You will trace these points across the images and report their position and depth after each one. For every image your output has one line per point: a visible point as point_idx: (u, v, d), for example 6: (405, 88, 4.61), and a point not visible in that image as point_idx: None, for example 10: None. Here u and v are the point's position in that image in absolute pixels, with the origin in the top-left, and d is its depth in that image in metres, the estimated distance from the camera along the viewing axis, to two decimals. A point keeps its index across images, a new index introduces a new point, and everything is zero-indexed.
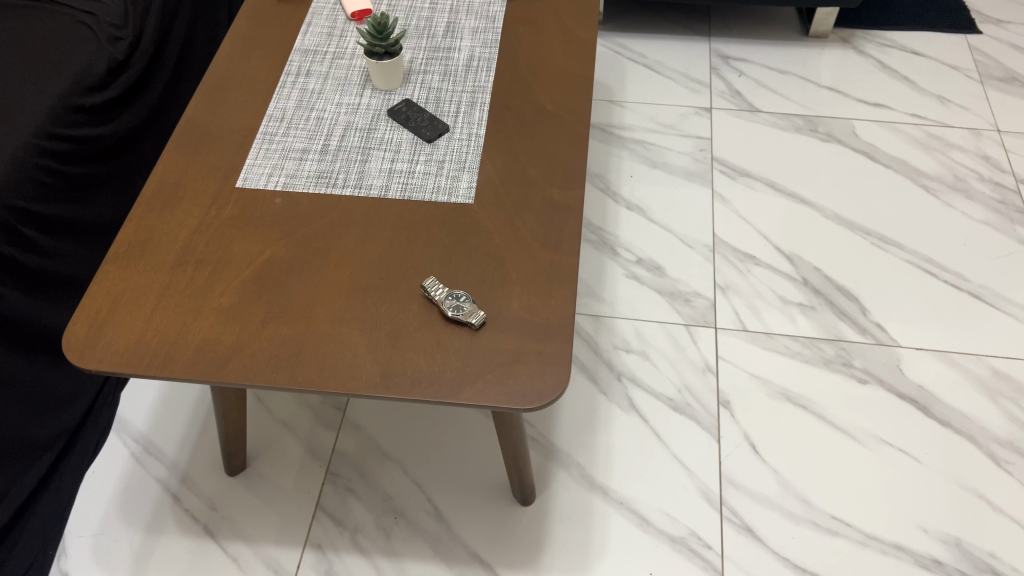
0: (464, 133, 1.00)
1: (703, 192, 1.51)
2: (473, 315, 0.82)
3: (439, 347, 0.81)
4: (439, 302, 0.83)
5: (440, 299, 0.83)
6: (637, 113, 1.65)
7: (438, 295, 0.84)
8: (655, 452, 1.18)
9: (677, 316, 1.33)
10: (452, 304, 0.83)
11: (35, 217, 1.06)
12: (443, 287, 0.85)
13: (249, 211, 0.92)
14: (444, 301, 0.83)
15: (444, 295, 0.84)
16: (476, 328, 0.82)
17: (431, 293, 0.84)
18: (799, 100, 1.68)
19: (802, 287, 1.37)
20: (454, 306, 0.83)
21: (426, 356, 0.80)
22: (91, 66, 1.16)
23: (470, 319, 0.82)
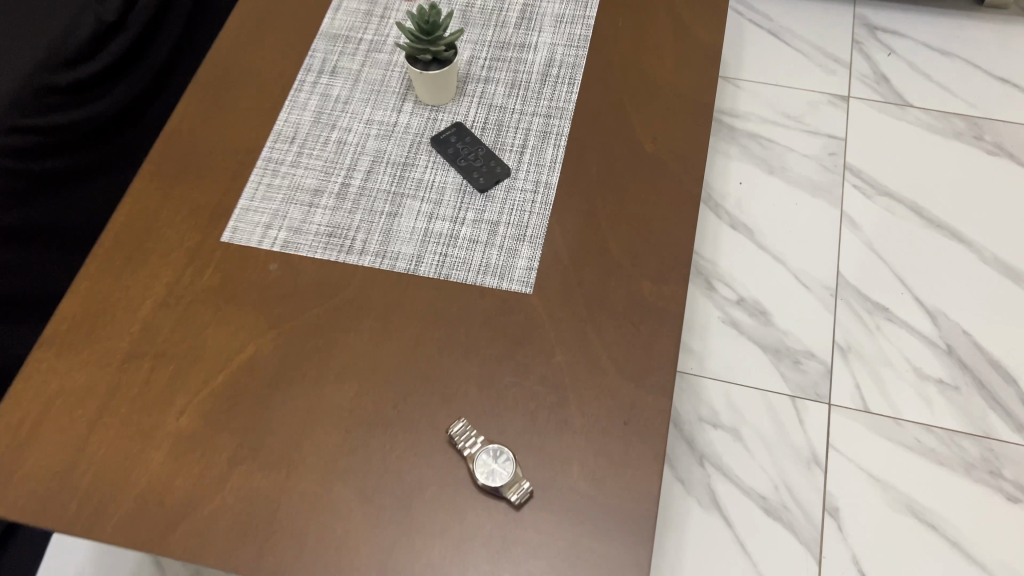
0: (528, 181, 0.74)
1: (830, 212, 1.21)
2: (515, 487, 0.59)
3: (464, 531, 0.59)
4: (471, 463, 0.60)
5: (475, 458, 0.60)
6: (755, 98, 1.34)
7: (472, 451, 0.61)
8: (736, 570, 0.95)
9: (783, 383, 1.07)
10: (489, 470, 0.59)
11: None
12: (476, 434, 0.62)
13: (235, 281, 0.70)
14: (478, 461, 0.60)
15: (480, 451, 0.60)
16: (517, 506, 0.59)
17: (464, 446, 0.61)
18: (963, 94, 1.33)
19: (944, 357, 1.08)
20: (491, 472, 0.59)
21: (446, 543, 0.58)
22: (72, 33, 0.92)
23: (510, 494, 0.59)
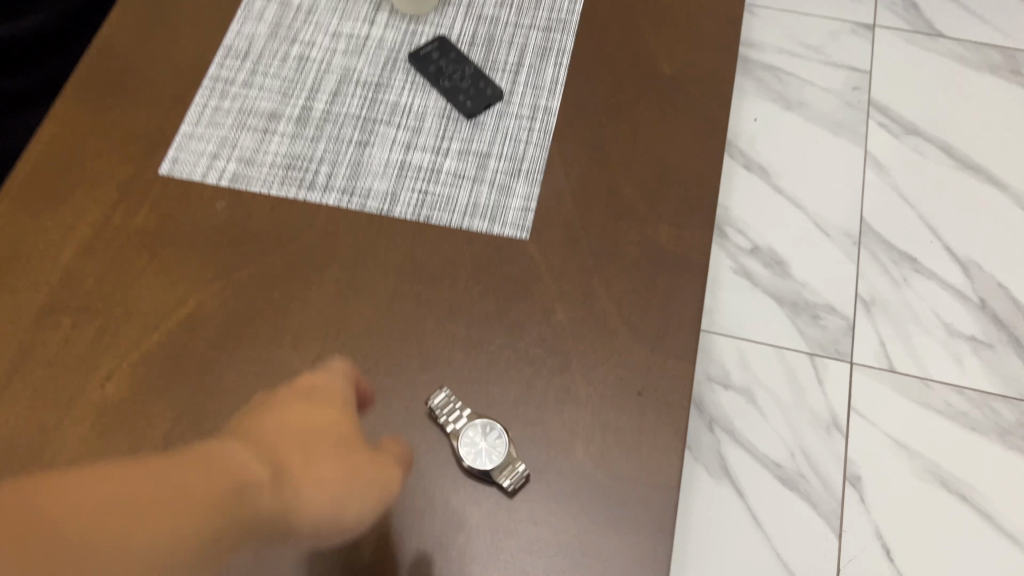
0: (524, 106, 0.63)
1: (853, 153, 1.10)
2: (508, 471, 0.50)
3: (442, 525, 0.49)
4: (455, 441, 0.50)
5: (459, 435, 0.50)
6: (771, 26, 1.22)
7: (456, 426, 0.51)
8: (749, 546, 0.86)
9: (801, 340, 0.97)
10: (477, 450, 0.50)
11: None
12: (461, 406, 0.52)
13: (174, 221, 0.58)
14: (463, 439, 0.50)
15: (466, 427, 0.51)
16: (509, 493, 0.50)
17: (447, 420, 0.51)
18: (999, 24, 1.22)
19: (976, 312, 0.99)
20: (478, 452, 0.50)
21: (422, 538, 0.48)
22: None
23: (503, 479, 0.49)
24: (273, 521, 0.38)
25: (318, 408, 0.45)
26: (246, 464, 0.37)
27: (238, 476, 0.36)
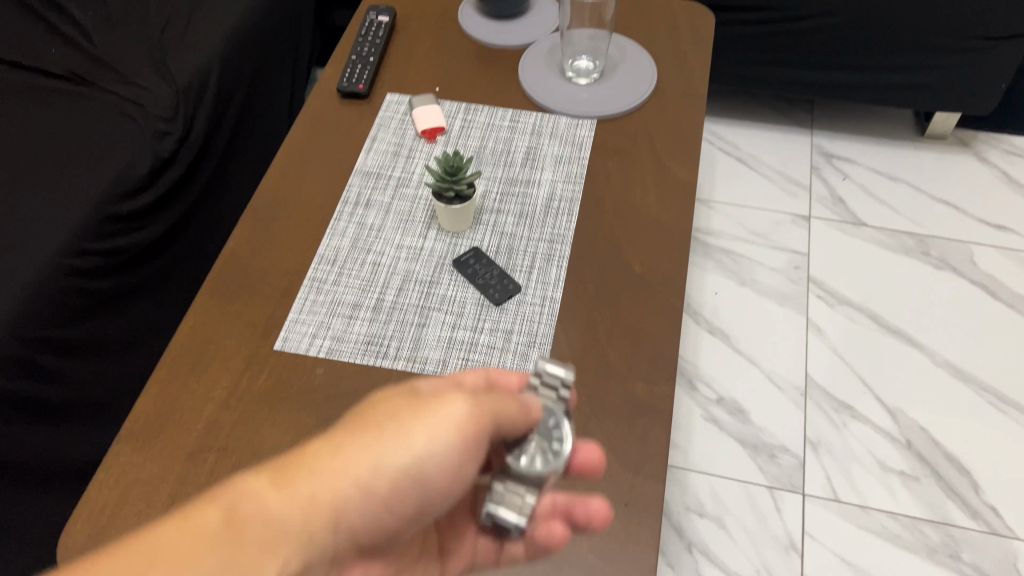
0: (536, 296, 0.87)
1: (798, 320, 1.35)
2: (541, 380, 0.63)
3: (504, 442, 0.60)
4: (536, 395, 0.62)
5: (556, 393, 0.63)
6: (726, 217, 1.51)
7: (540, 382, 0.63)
8: None
9: (761, 476, 1.18)
10: (563, 411, 0.62)
11: (54, 342, 0.94)
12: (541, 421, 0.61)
13: (285, 384, 0.81)
14: (544, 396, 0.63)
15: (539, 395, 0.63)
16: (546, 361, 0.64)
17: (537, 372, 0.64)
18: (909, 214, 1.51)
19: (904, 451, 1.20)
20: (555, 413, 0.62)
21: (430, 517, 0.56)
22: (134, 167, 1.07)
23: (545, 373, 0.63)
24: (306, 506, 0.47)
25: (372, 409, 0.52)
26: (266, 489, 0.47)
27: (241, 503, 0.46)
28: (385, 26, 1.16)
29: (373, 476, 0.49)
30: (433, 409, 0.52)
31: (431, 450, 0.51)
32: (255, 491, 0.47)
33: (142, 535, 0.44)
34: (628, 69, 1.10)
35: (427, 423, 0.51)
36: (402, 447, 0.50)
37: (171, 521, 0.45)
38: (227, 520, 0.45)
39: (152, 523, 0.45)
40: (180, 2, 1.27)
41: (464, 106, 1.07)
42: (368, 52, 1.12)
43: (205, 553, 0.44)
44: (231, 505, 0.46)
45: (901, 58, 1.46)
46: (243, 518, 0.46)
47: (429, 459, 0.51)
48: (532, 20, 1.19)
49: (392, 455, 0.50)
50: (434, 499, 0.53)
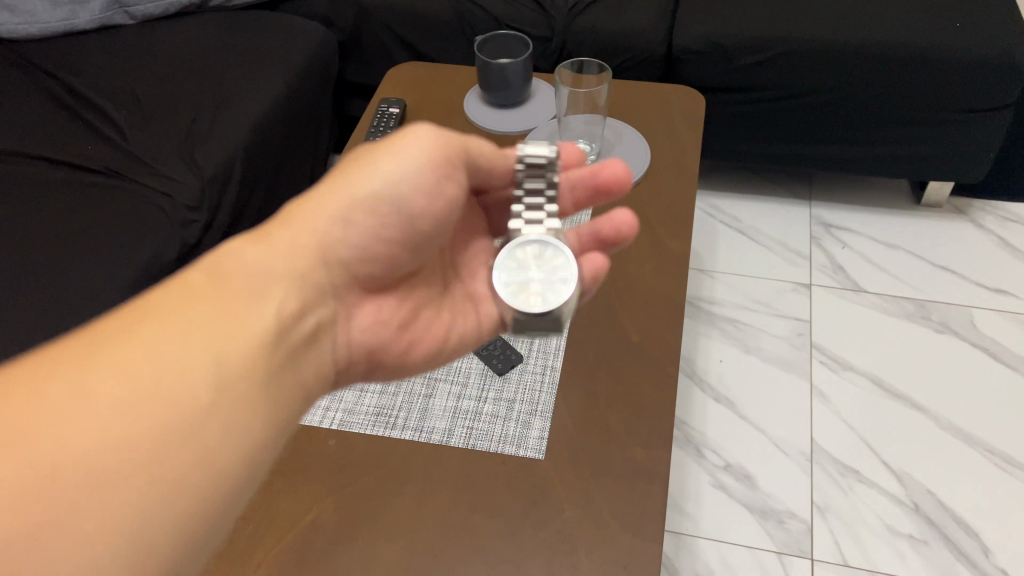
0: (537, 367, 0.92)
1: (803, 386, 1.38)
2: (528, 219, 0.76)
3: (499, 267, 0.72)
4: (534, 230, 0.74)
5: (544, 213, 0.76)
6: (729, 287, 1.56)
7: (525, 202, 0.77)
8: None
9: (769, 541, 1.19)
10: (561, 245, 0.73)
11: None
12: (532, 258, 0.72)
13: (300, 455, 0.85)
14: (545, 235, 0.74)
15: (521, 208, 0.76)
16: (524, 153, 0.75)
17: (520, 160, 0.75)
18: (909, 281, 1.54)
19: (912, 514, 1.21)
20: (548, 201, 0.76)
21: (428, 250, 0.70)
22: (161, 254, 1.14)
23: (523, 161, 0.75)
24: (287, 244, 0.60)
25: (340, 171, 0.66)
26: (243, 247, 0.59)
27: (222, 257, 0.58)
28: (396, 116, 1.24)
29: (346, 204, 0.63)
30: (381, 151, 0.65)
31: (388, 174, 0.64)
32: (233, 253, 0.58)
33: (138, 299, 0.54)
34: (624, 150, 1.17)
35: (379, 162, 0.64)
36: (373, 175, 0.64)
37: (162, 285, 0.55)
38: (214, 276, 0.56)
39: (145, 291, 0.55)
40: (207, 98, 1.37)
41: None
42: (380, 140, 1.20)
43: (201, 300, 0.54)
44: (215, 261, 0.58)
45: (890, 131, 1.52)
46: (230, 259, 0.58)
47: (403, 175, 0.64)
48: (534, 108, 1.27)
49: (355, 192, 0.63)
50: (413, 234, 0.66)
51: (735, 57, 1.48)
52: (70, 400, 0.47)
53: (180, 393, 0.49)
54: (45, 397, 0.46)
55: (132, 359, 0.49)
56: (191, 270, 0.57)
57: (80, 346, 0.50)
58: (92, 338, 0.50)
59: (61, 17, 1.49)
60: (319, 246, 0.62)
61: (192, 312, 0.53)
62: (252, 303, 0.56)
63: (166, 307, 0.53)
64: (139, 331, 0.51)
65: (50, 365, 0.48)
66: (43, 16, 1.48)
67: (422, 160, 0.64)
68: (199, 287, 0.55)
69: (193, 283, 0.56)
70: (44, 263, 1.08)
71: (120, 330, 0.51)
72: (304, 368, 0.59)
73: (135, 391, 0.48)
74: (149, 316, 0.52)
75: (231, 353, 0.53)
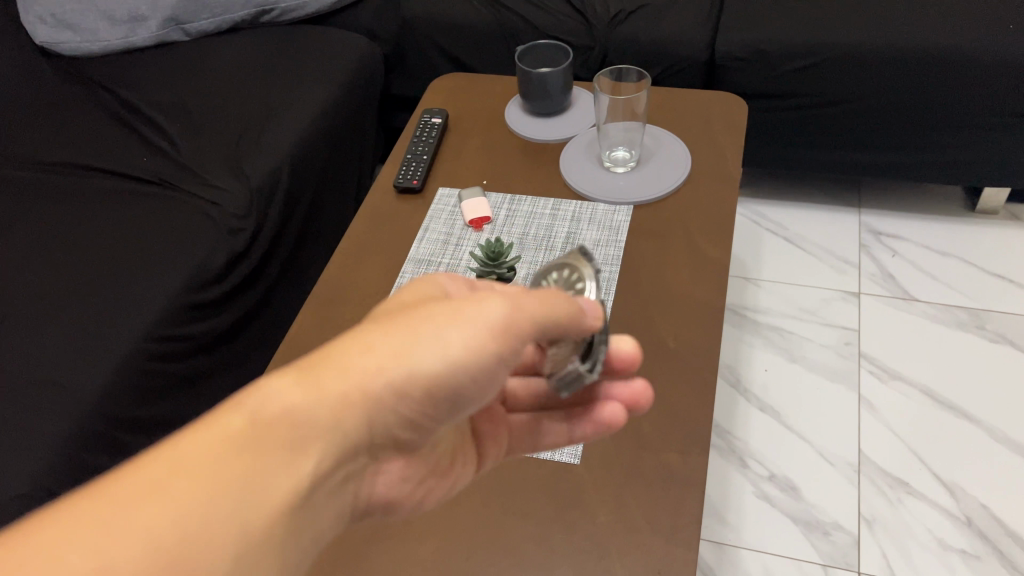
0: None
1: (850, 396, 1.35)
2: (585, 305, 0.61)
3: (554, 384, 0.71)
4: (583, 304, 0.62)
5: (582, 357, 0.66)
6: (774, 295, 1.54)
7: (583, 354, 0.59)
8: None
9: (814, 553, 1.17)
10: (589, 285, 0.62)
11: (129, 421, 1.05)
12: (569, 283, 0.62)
13: None
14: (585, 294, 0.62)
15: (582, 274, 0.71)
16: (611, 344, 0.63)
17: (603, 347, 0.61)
18: (962, 289, 1.51)
19: (964, 527, 1.17)
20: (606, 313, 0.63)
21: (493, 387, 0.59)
22: (211, 262, 1.18)
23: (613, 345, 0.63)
24: (335, 400, 0.52)
25: (401, 315, 0.56)
26: (285, 387, 0.52)
27: (257, 396, 0.51)
28: (438, 126, 1.27)
29: (403, 371, 0.53)
30: (449, 313, 0.55)
31: (446, 343, 0.54)
32: (269, 397, 0.51)
33: (164, 446, 0.49)
34: (664, 157, 1.17)
35: (440, 325, 0.54)
36: (428, 351, 0.54)
37: (194, 429, 0.50)
38: (246, 425, 0.50)
39: (174, 435, 0.50)
40: (256, 112, 1.41)
41: (509, 196, 1.15)
42: (422, 150, 1.22)
43: (236, 450, 0.49)
44: (249, 402, 0.51)
45: (939, 137, 1.49)
46: (265, 413, 0.51)
47: (462, 354, 0.54)
48: (573, 116, 1.28)
49: (406, 358, 0.53)
50: (457, 398, 0.56)
51: (778, 63, 1.47)
52: (62, 572, 0.43)
53: (190, 560, 0.45)
54: (44, 564, 0.43)
55: (134, 534, 0.45)
56: (226, 412, 0.51)
57: (95, 500, 0.46)
58: (108, 493, 0.46)
59: (120, 35, 1.55)
60: (371, 404, 0.53)
61: (217, 470, 0.48)
62: (285, 462, 0.50)
63: (189, 462, 0.48)
64: (156, 493, 0.46)
65: (61, 530, 0.45)
66: (103, 34, 1.55)
67: (480, 344, 0.54)
68: (227, 434, 0.50)
69: (222, 432, 0.50)
70: (99, 271, 1.12)
71: (134, 492, 0.46)
72: (324, 521, 0.55)
73: (136, 563, 0.44)
74: (170, 475, 0.47)
75: (252, 518, 0.48)
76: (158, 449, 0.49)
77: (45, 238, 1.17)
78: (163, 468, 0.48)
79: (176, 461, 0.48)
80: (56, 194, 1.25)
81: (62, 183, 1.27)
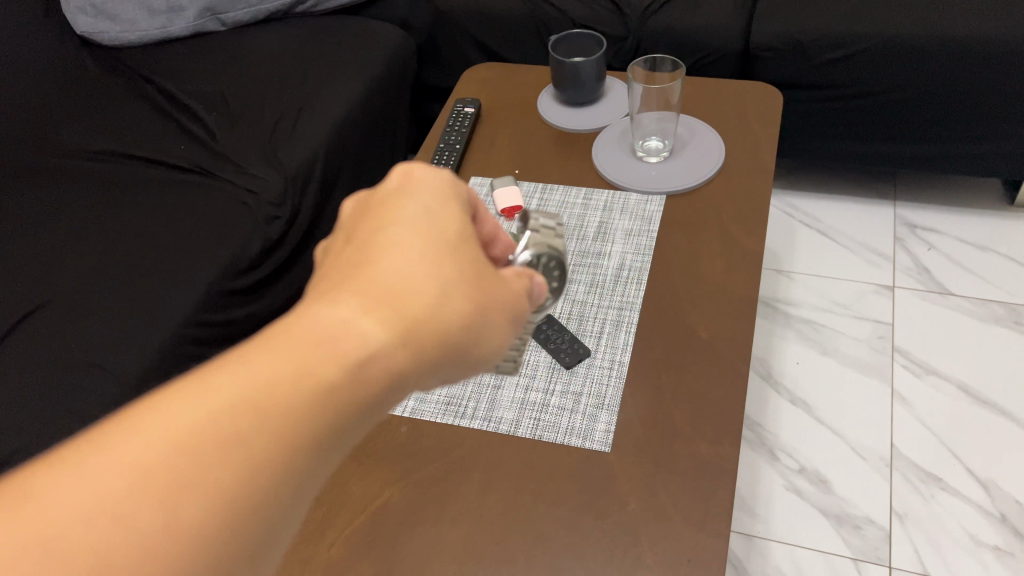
0: (605, 361, 0.92)
1: (883, 390, 1.34)
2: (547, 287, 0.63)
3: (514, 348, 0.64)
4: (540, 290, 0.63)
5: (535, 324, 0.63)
6: (807, 288, 1.52)
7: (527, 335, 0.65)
8: None
9: (844, 546, 1.16)
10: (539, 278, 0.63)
11: None
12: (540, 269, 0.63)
13: (374, 441, 0.88)
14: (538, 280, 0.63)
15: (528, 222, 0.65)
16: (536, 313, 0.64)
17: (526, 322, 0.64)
18: (999, 284, 1.48)
19: (998, 524, 1.16)
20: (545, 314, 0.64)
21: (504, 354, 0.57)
22: (247, 248, 1.19)
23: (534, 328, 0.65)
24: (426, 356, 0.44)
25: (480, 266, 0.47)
26: (376, 328, 0.41)
27: (342, 338, 0.41)
28: (471, 116, 1.27)
29: (476, 346, 0.47)
30: (513, 301, 0.49)
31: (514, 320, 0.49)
32: (350, 322, 0.41)
33: (221, 386, 0.38)
34: (697, 148, 1.17)
35: (508, 313, 0.48)
36: (495, 334, 0.48)
37: (260, 370, 0.39)
38: (319, 351, 0.40)
39: (232, 372, 0.39)
40: (292, 101, 1.42)
41: (541, 185, 1.15)
42: (454, 140, 1.23)
43: (316, 404, 0.39)
44: (332, 340, 0.40)
45: (978, 129, 1.46)
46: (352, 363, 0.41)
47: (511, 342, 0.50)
48: (606, 106, 1.28)
49: (485, 330, 0.47)
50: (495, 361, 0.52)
51: (813, 53, 1.45)
52: (100, 530, 0.34)
53: (261, 535, 0.38)
54: (81, 540, 0.34)
55: (195, 512, 0.36)
56: (289, 330, 0.41)
57: (140, 436, 0.36)
58: (155, 453, 0.36)
59: (159, 25, 1.57)
60: (444, 367, 0.46)
61: (293, 431, 0.39)
62: (365, 415, 0.42)
63: (261, 410, 0.38)
64: (223, 457, 0.37)
65: (91, 502, 0.35)
66: (142, 24, 1.57)
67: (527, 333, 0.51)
68: (308, 380, 0.39)
69: (300, 380, 0.39)
70: (139, 257, 1.14)
71: (182, 426, 0.37)
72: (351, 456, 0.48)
73: (189, 522, 0.36)
74: (233, 437, 0.37)
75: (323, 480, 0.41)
76: (213, 384, 0.38)
77: (87, 224, 1.20)
78: (222, 424, 0.37)
79: (242, 414, 0.38)
80: (97, 181, 1.27)
81: (103, 170, 1.29)
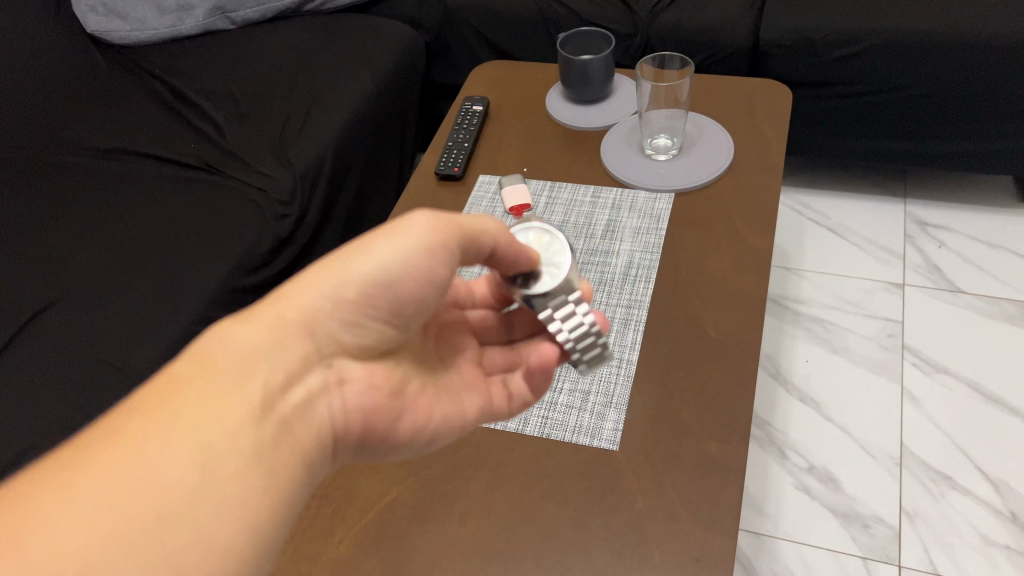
0: (614, 359, 0.92)
1: (893, 388, 1.34)
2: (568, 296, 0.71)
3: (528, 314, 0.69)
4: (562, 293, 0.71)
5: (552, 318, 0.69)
6: (817, 286, 1.52)
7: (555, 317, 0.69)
8: None
9: (853, 545, 1.16)
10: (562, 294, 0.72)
11: None
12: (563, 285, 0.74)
13: None
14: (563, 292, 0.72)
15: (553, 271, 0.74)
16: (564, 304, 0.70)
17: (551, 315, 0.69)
18: (1011, 281, 1.47)
19: (1009, 524, 1.15)
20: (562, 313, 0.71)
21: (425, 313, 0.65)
22: (257, 246, 1.20)
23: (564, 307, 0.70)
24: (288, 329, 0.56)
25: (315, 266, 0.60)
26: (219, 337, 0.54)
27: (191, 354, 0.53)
28: (479, 114, 1.27)
29: (339, 287, 0.59)
30: (378, 238, 0.61)
31: (372, 255, 0.60)
32: (203, 347, 0.54)
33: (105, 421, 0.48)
34: (706, 146, 1.16)
35: (364, 247, 0.61)
36: (358, 266, 0.60)
37: (137, 399, 0.50)
38: (179, 373, 0.51)
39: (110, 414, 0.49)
40: (300, 98, 1.43)
41: (549, 184, 1.15)
42: (463, 138, 1.23)
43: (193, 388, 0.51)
44: (185, 363, 0.52)
45: (990, 126, 1.45)
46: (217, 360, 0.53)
47: (394, 265, 0.60)
48: (614, 104, 1.28)
49: (340, 276, 0.59)
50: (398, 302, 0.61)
51: (823, 50, 1.44)
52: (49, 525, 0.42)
53: (199, 482, 0.47)
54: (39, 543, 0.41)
55: (125, 481, 0.45)
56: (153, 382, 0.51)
57: (49, 473, 0.45)
58: (71, 466, 0.45)
59: (168, 24, 1.58)
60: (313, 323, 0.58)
61: (179, 408, 0.49)
62: (244, 382, 0.52)
63: (145, 416, 0.48)
64: (127, 445, 0.46)
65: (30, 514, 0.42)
66: (152, 23, 1.58)
67: (408, 252, 0.61)
68: (173, 389, 0.50)
69: (168, 387, 0.50)
70: (150, 254, 1.15)
71: (88, 446, 0.46)
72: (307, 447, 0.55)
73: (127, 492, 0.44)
74: (133, 432, 0.47)
75: (240, 435, 0.50)
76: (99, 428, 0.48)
77: (97, 222, 1.20)
78: (117, 434, 0.47)
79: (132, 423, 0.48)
80: (108, 179, 1.28)
81: (113, 169, 1.30)
